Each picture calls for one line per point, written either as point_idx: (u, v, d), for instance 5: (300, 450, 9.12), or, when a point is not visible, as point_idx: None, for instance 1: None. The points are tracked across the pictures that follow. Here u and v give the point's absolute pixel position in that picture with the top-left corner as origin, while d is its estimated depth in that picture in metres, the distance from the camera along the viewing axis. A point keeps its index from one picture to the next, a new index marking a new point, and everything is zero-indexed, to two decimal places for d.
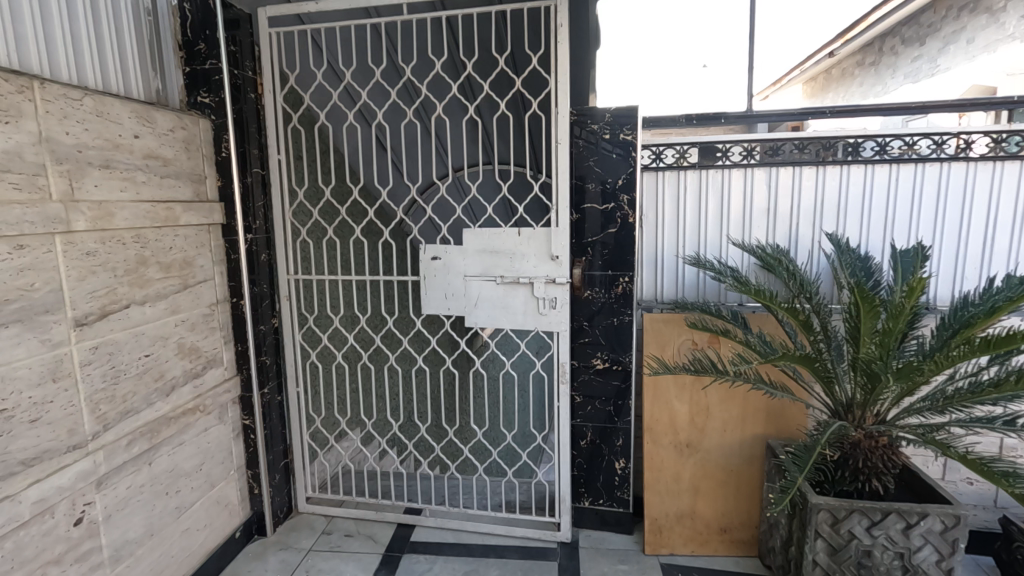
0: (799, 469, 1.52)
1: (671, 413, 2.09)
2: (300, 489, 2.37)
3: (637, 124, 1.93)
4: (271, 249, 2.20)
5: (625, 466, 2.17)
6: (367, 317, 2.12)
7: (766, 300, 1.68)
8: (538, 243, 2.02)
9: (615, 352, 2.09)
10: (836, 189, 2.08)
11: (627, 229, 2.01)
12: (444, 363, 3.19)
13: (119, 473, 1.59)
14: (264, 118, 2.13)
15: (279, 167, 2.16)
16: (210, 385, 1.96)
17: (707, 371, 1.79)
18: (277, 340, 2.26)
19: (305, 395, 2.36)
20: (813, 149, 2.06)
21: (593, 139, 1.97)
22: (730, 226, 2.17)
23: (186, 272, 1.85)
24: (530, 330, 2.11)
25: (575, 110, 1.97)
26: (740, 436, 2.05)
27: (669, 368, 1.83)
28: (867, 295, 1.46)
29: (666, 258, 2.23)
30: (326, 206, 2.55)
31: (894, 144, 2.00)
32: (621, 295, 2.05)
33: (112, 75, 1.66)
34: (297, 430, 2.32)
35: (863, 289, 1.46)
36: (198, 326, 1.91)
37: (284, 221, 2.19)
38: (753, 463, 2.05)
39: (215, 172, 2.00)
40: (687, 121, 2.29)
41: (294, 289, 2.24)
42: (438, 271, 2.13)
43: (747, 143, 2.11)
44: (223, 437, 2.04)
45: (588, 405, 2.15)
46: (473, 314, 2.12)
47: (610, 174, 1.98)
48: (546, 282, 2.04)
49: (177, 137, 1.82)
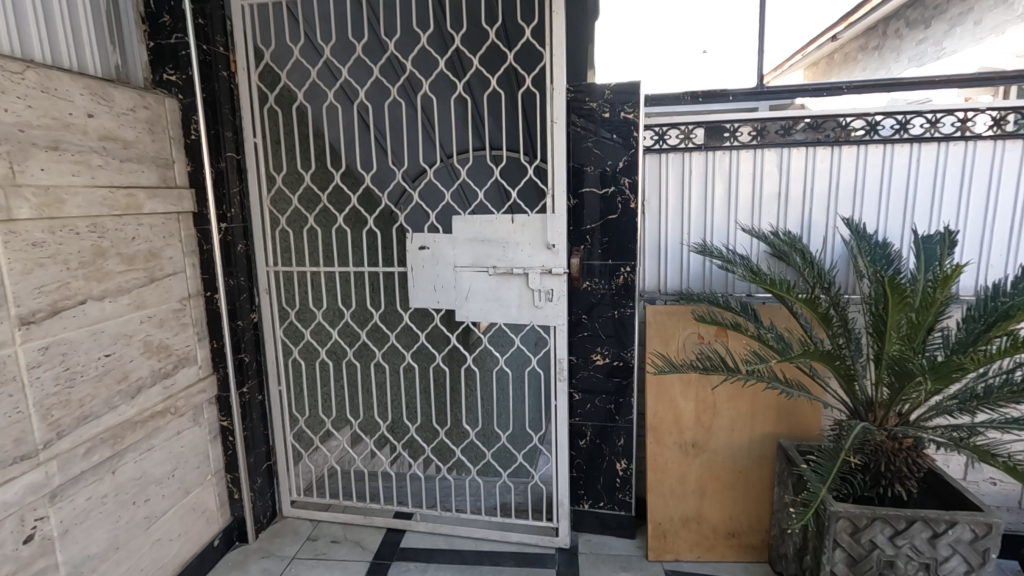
0: (821, 480, 1.38)
1: (676, 411, 1.97)
2: (284, 492, 2.24)
3: (638, 102, 1.79)
4: (249, 240, 2.06)
5: (628, 467, 2.04)
6: (352, 311, 1.98)
7: (780, 292, 1.53)
8: (533, 231, 1.88)
9: (616, 346, 1.96)
10: (853, 172, 1.94)
11: (628, 216, 1.86)
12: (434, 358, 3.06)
13: (77, 483, 1.46)
14: (238, 98, 1.98)
15: (256, 151, 2.02)
16: (182, 386, 1.83)
17: (720, 369, 1.63)
18: (257, 335, 2.12)
19: (287, 393, 2.23)
20: (828, 127, 1.92)
21: (591, 118, 1.82)
22: (739, 211, 2.03)
23: (153, 264, 1.72)
24: (525, 325, 1.98)
25: (571, 86, 1.82)
26: (750, 435, 1.93)
27: (676, 367, 1.67)
28: (896, 287, 1.30)
29: (670, 246, 2.10)
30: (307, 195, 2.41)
31: (915, 121, 1.87)
32: (622, 286, 1.92)
33: (63, 47, 1.51)
34: (279, 430, 2.19)
35: (893, 279, 1.29)
36: (167, 323, 1.78)
37: (262, 210, 2.05)
38: (763, 464, 1.93)
39: (184, 157, 1.86)
40: (692, 99, 2.25)
41: (273, 282, 2.11)
42: (427, 262, 1.99)
43: (756, 122, 1.96)
44: (199, 441, 1.92)
45: (587, 402, 2.02)
46: (464, 308, 1.99)
47: (611, 155, 1.83)
48: (542, 273, 1.90)
49: (139, 117, 1.68)
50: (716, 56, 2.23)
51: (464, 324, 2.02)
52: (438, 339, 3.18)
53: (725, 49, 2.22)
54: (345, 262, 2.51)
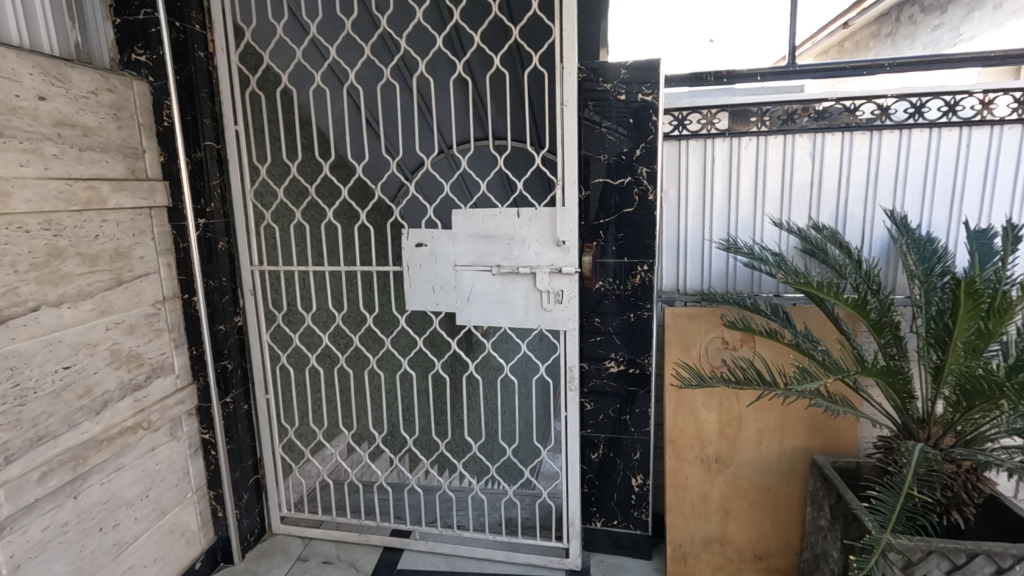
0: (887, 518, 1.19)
1: (697, 423, 1.80)
2: (273, 508, 2.09)
3: (658, 81, 1.60)
4: (231, 236, 1.90)
5: (644, 483, 1.88)
6: (342, 313, 1.81)
7: (829, 296, 1.30)
8: (541, 227, 1.71)
9: (632, 353, 1.79)
10: (894, 161, 1.76)
11: (646, 209, 1.68)
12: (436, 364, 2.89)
13: (30, 513, 1.31)
14: (217, 82, 1.81)
15: (238, 139, 1.85)
16: (156, 398, 1.68)
17: (757, 384, 1.43)
18: (241, 340, 1.97)
19: (276, 402, 2.07)
20: (866, 109, 1.74)
21: (604, 100, 1.64)
22: (767, 203, 1.85)
23: (121, 265, 1.56)
24: (531, 329, 1.81)
25: (582, 64, 1.64)
26: (778, 449, 1.76)
27: (704, 381, 1.47)
28: (972, 290, 1.09)
29: (690, 241, 1.93)
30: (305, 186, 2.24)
31: (966, 102, 1.68)
32: (640, 286, 1.74)
33: (12, 21, 1.34)
34: (267, 442, 2.04)
35: (971, 282, 1.08)
36: (139, 329, 1.62)
37: (246, 204, 1.88)
38: (793, 481, 1.76)
39: (156, 146, 1.69)
40: (716, 79, 2.00)
41: (258, 282, 1.94)
42: (424, 261, 1.81)
43: (788, 105, 1.78)
44: (177, 456, 1.76)
45: (600, 413, 1.85)
46: (464, 310, 1.82)
47: (627, 140, 1.65)
48: (551, 273, 1.73)
49: (102, 101, 1.51)
50: (722, 46, 1.99)
51: (465, 328, 1.85)
52: (437, 342, 3.01)
53: (733, 37, 1.97)
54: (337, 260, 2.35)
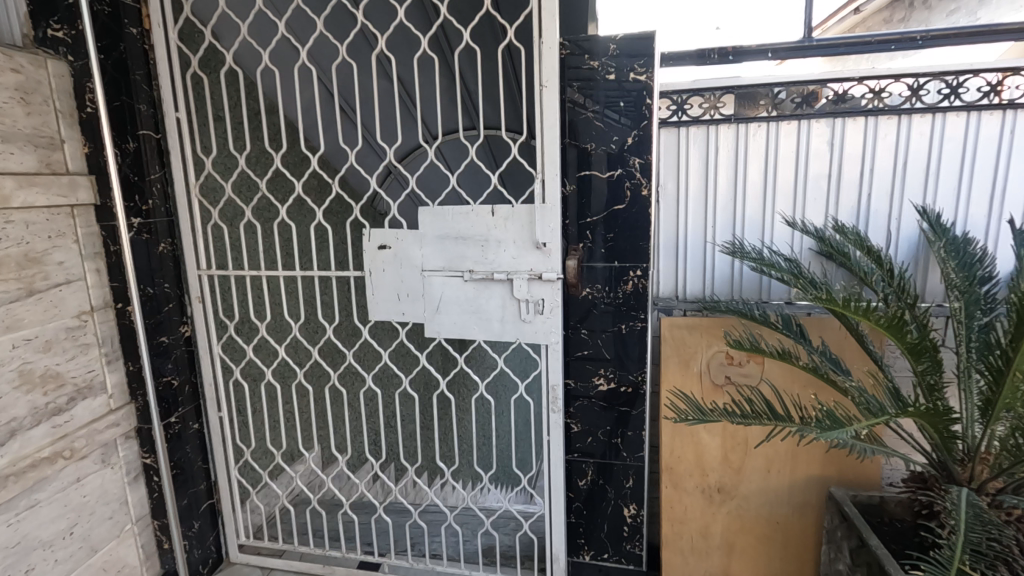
0: None
1: (698, 448, 1.59)
2: (229, 535, 1.89)
3: (653, 58, 1.37)
4: (175, 237, 1.69)
5: (637, 513, 1.67)
6: (297, 324, 1.60)
7: (861, 317, 1.07)
8: (519, 226, 1.50)
9: (623, 369, 1.57)
10: (925, 151, 1.53)
11: (639, 206, 1.46)
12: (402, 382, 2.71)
13: None
14: (155, 63, 1.60)
15: (179, 128, 1.64)
16: (82, 423, 1.48)
17: (768, 420, 1.20)
18: (190, 352, 1.77)
19: (231, 421, 1.87)
20: (894, 91, 1.52)
21: (590, 80, 1.41)
22: (778, 198, 1.63)
23: (33, 272, 1.36)
24: (510, 343, 1.60)
25: (565, 39, 1.42)
26: (790, 479, 1.55)
27: (705, 415, 1.24)
28: None
29: (691, 242, 1.71)
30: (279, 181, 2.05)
31: (1010, 81, 1.45)
32: (632, 294, 1.52)
33: None
34: (221, 463, 1.84)
35: None
36: (59, 345, 1.43)
37: (191, 202, 1.68)
38: (806, 514, 1.55)
39: (78, 135, 1.48)
40: (722, 57, 1.74)
41: (208, 288, 1.74)
42: (388, 265, 1.60)
43: (802, 86, 1.57)
44: (111, 485, 1.57)
45: (588, 436, 1.64)
46: (434, 320, 1.61)
47: (619, 126, 1.43)
48: (530, 279, 1.52)
49: (5, 82, 1.30)
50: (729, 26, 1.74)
51: (436, 341, 1.64)
52: (405, 357, 2.82)
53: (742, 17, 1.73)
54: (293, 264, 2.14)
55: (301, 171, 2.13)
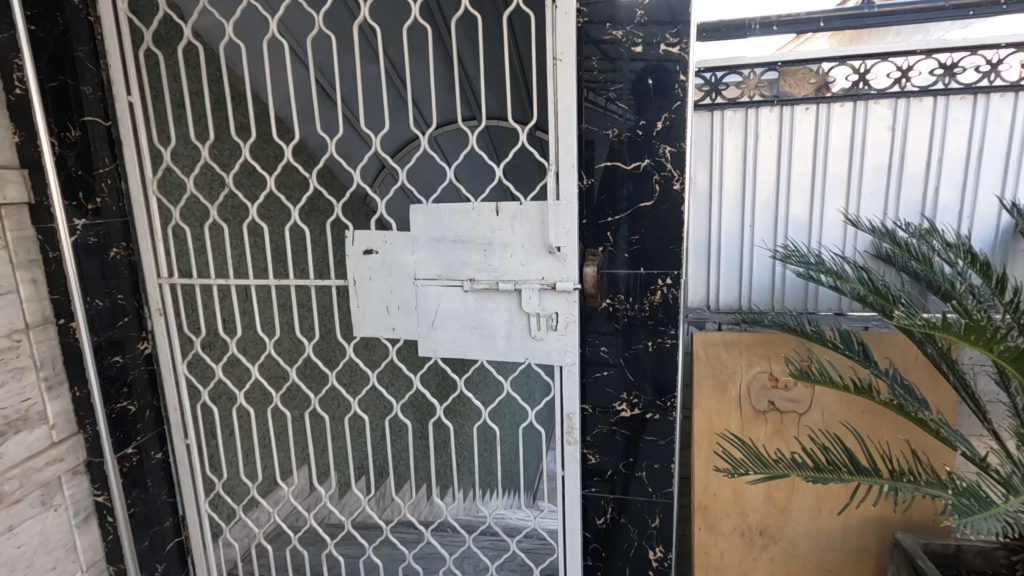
0: None
1: (738, 485, 1.41)
2: None
3: (687, 26, 1.13)
4: (132, 241, 1.46)
5: (664, 557, 1.44)
6: (269, 341, 1.35)
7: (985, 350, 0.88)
8: (527, 227, 1.27)
9: (651, 393, 1.33)
10: (1008, 138, 1.42)
11: (669, 203, 1.23)
12: (392, 411, 2.50)
13: None
14: (101, 38, 1.36)
15: (132, 113, 1.40)
16: (15, 461, 1.26)
17: (850, 474, 1.01)
18: (151, 373, 1.53)
19: (201, 448, 1.65)
20: (969, 65, 1.40)
21: (612, 53, 1.18)
22: (831, 190, 1.54)
23: None
24: (517, 363, 1.38)
25: (580, 5, 1.18)
26: (844, 521, 1.37)
27: (770, 467, 1.03)
28: None
29: (733, 240, 1.62)
30: (250, 177, 1.83)
31: None
32: (660, 306, 1.28)
33: None
34: (190, 498, 1.61)
35: None
36: None
37: (148, 200, 1.44)
38: (862, 561, 1.36)
39: (7, 122, 1.25)
40: (764, 28, 1.60)
41: (170, 298, 1.50)
42: (375, 273, 1.37)
43: (858, 61, 1.46)
44: (54, 531, 1.35)
45: (607, 469, 1.41)
46: (429, 337, 1.38)
47: (648, 108, 1.19)
48: (540, 289, 1.29)
49: None
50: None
51: (431, 361, 1.41)
52: (396, 375, 2.60)
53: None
54: (267, 270, 1.91)
55: (274, 166, 1.90)
